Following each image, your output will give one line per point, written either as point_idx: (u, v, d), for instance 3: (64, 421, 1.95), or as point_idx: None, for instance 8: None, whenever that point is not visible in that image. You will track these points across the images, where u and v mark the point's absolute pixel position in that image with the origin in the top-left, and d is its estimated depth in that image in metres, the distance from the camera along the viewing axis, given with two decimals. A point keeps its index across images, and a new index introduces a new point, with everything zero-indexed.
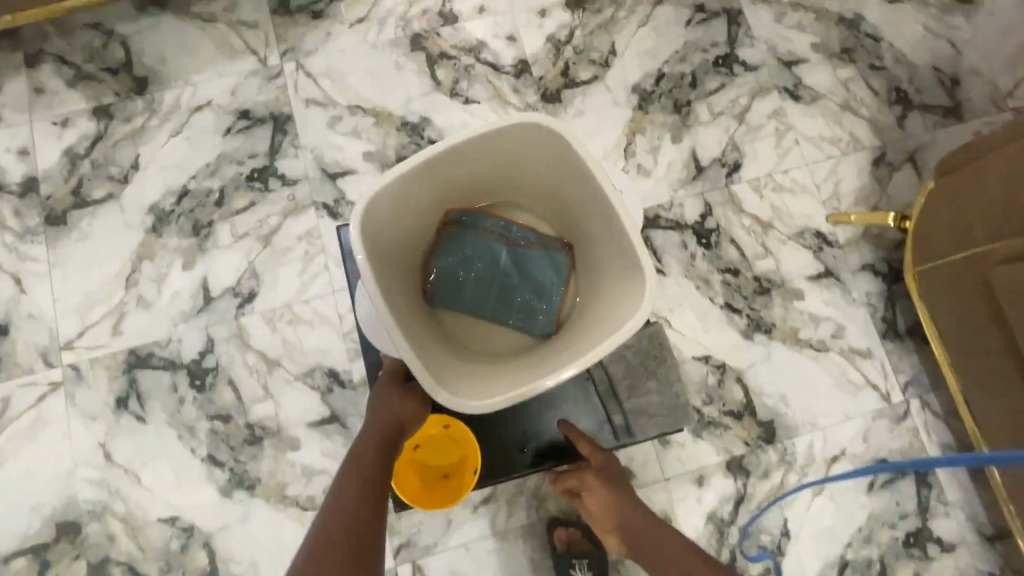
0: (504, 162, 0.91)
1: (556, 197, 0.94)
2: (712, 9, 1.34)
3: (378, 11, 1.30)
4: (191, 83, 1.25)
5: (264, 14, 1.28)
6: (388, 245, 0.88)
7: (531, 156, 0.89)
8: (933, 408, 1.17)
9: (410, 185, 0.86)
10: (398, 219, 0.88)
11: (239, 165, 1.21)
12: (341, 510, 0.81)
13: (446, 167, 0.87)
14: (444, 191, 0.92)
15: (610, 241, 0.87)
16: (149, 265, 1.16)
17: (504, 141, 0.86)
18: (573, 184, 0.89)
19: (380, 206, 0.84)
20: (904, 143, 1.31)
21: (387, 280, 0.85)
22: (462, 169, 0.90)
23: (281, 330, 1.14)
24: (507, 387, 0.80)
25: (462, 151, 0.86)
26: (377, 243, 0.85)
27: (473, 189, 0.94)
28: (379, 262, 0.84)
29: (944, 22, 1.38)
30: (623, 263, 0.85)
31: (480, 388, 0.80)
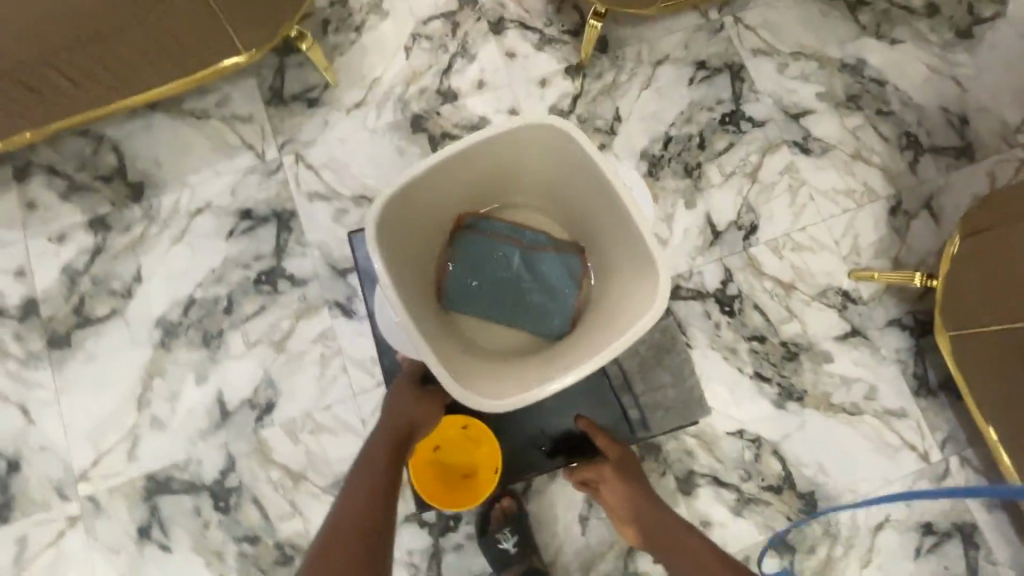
0: (512, 164, 0.98)
1: (563, 194, 1.02)
2: (714, 65, 1.32)
3: (375, 93, 1.27)
4: (188, 185, 1.20)
5: (258, 106, 1.24)
6: (406, 244, 0.95)
7: (538, 154, 0.96)
8: (972, 463, 1.16)
9: (423, 188, 0.92)
10: (413, 219, 0.95)
11: (246, 269, 1.17)
12: (349, 514, 0.87)
13: (458, 168, 0.94)
14: (455, 191, 0.98)
15: (619, 236, 0.95)
16: (160, 383, 1.12)
17: (512, 141, 0.93)
18: (581, 182, 0.97)
19: (395, 211, 0.90)
20: (919, 189, 1.29)
21: (405, 283, 0.91)
22: (472, 169, 0.96)
23: (304, 441, 1.11)
24: (528, 385, 0.87)
25: (472, 154, 0.92)
26: (395, 242, 0.91)
27: (481, 189, 1.01)
28: (398, 266, 0.91)
29: (946, 60, 1.36)
30: (631, 257, 0.93)
31: (501, 387, 0.87)
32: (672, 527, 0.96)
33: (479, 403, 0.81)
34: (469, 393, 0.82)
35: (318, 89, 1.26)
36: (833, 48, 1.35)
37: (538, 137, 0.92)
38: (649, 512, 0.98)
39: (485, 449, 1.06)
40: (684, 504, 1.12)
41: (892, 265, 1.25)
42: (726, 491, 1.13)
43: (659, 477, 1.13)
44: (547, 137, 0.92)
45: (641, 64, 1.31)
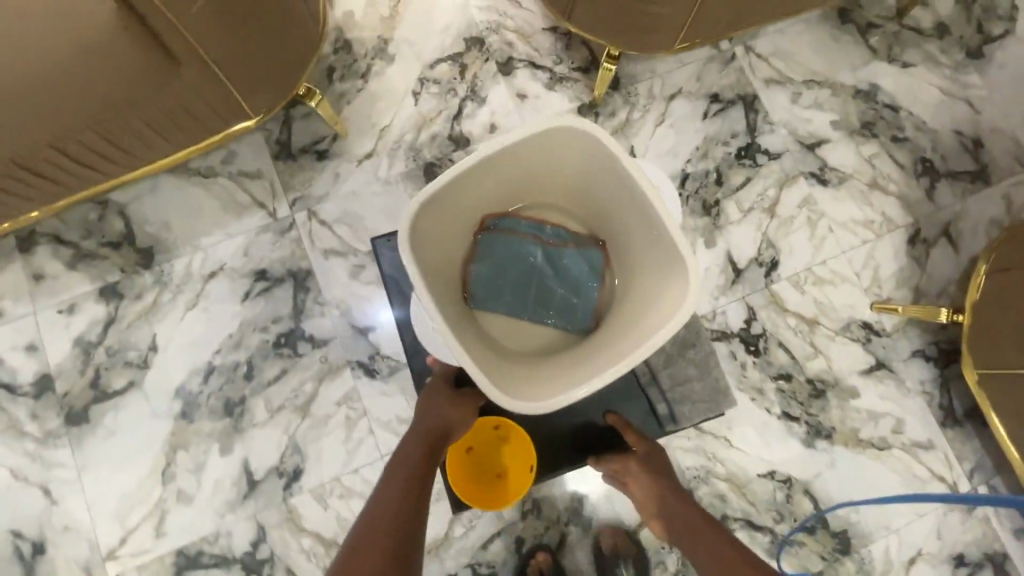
0: (531, 161, 0.92)
1: (589, 196, 0.97)
2: (727, 97, 1.30)
3: (385, 142, 1.24)
4: (200, 247, 1.17)
5: (266, 161, 1.21)
6: (434, 249, 0.90)
7: (567, 159, 0.92)
8: (1000, 492, 1.17)
9: (451, 195, 0.89)
10: (441, 224, 0.91)
11: (264, 332, 1.15)
12: (381, 514, 0.82)
13: (487, 173, 0.90)
14: (483, 196, 0.94)
15: (648, 241, 0.89)
16: (184, 455, 1.10)
17: (542, 144, 0.89)
18: (608, 186, 0.91)
19: (425, 214, 0.86)
20: (937, 216, 1.28)
21: (435, 287, 0.87)
22: (500, 174, 0.92)
23: (334, 506, 1.09)
24: (559, 388, 0.82)
25: (502, 156, 0.88)
26: (424, 247, 0.87)
27: (510, 194, 0.97)
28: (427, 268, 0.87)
29: (957, 81, 1.35)
30: (661, 249, 0.86)
31: (533, 390, 0.83)
32: (697, 518, 0.91)
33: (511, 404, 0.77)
34: (502, 392, 0.78)
35: (327, 141, 1.23)
36: (845, 74, 1.33)
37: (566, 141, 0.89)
38: (671, 503, 0.95)
39: (519, 447, 1.05)
40: None
41: (914, 296, 1.25)
42: (760, 534, 1.13)
43: None
44: (576, 140, 0.88)
45: (653, 99, 1.29)
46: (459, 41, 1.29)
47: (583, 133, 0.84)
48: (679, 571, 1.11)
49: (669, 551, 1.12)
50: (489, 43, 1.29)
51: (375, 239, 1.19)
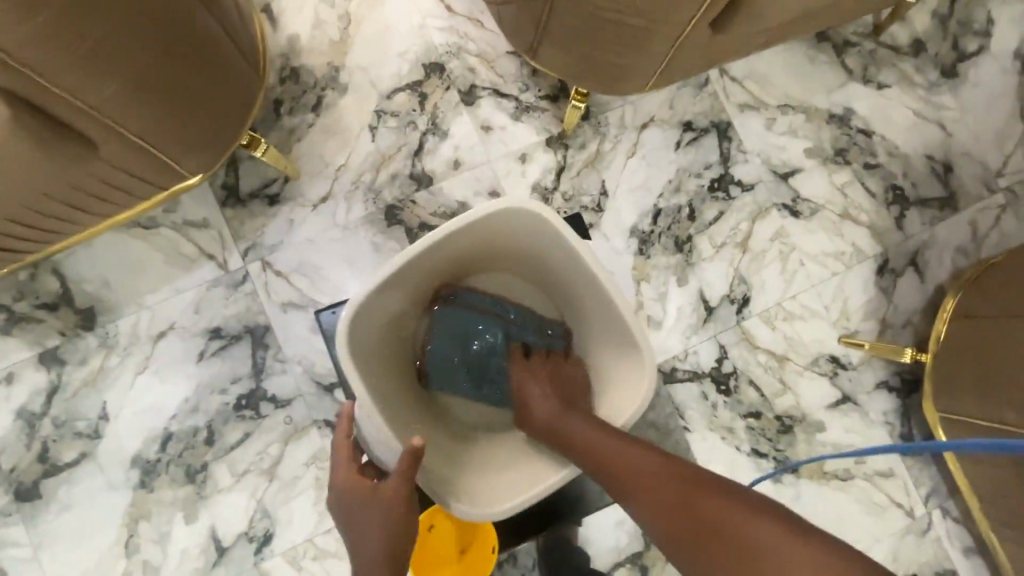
0: (492, 240, 0.88)
1: (541, 270, 0.94)
2: (700, 125, 1.26)
3: (342, 184, 1.17)
4: (146, 305, 1.10)
5: (213, 209, 1.13)
6: (380, 337, 0.87)
7: (521, 239, 0.88)
8: (953, 514, 1.22)
9: (401, 277, 0.85)
10: (388, 310, 0.87)
11: (223, 393, 1.10)
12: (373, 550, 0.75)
13: (434, 257, 0.86)
14: (432, 277, 0.91)
15: (606, 330, 0.88)
16: (146, 526, 1.06)
17: (494, 226, 0.84)
18: (567, 267, 0.88)
19: (367, 308, 0.81)
20: (905, 245, 1.28)
21: (382, 380, 0.85)
22: (447, 256, 0.88)
23: (308, 568, 1.08)
24: (513, 488, 0.83)
25: (450, 242, 0.84)
26: (370, 342, 0.85)
27: (463, 265, 0.94)
28: (374, 362, 0.84)
29: (931, 102, 1.32)
30: (616, 338, 0.86)
31: (487, 488, 0.84)
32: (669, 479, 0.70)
33: (467, 515, 0.78)
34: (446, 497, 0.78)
35: (278, 184, 1.15)
36: (819, 97, 1.30)
37: (521, 225, 0.85)
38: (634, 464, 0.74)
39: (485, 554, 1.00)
40: None
41: (881, 327, 1.26)
42: None
43: (665, 563, 1.14)
44: (528, 222, 0.84)
45: (624, 128, 1.23)
46: (418, 67, 1.20)
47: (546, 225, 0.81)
48: None
49: None
50: (450, 68, 1.20)
51: (318, 311, 1.12)
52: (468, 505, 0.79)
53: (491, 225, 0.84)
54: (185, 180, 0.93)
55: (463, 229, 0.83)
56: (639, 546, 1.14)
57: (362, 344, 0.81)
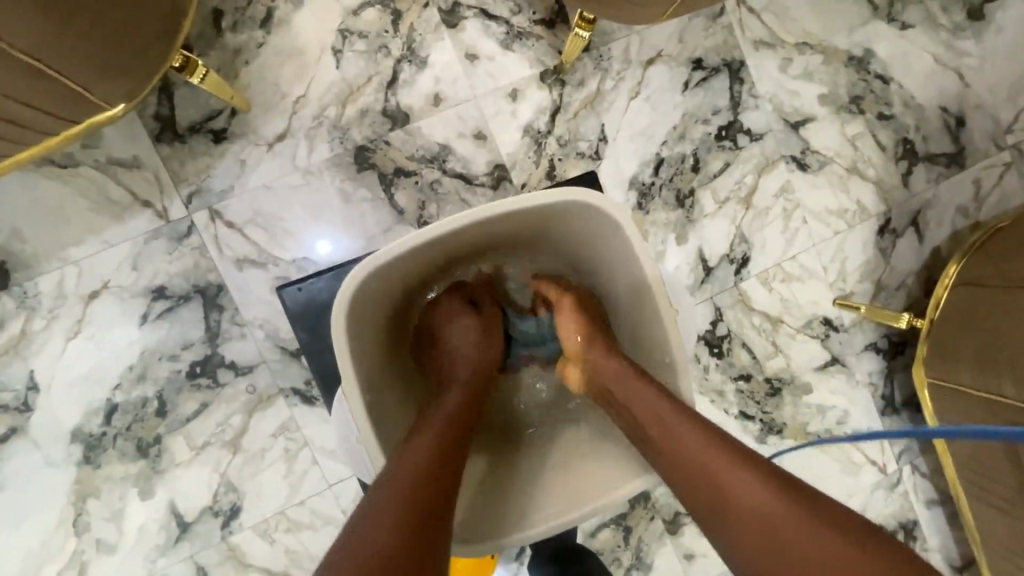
0: (524, 226, 0.77)
1: (568, 259, 0.85)
2: (711, 64, 1.12)
3: (302, 119, 1.00)
4: (73, 260, 0.95)
5: (146, 146, 0.96)
6: (380, 312, 0.76)
7: (560, 225, 0.77)
8: (921, 469, 1.26)
9: (411, 257, 0.72)
10: (392, 287, 0.76)
11: (173, 360, 0.97)
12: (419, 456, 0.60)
13: (458, 237, 0.74)
14: (448, 257, 0.80)
15: (643, 347, 0.79)
16: (96, 503, 0.96)
17: (538, 212, 0.72)
18: (616, 267, 0.77)
19: (370, 285, 0.70)
20: (909, 204, 1.23)
21: (377, 368, 0.75)
22: (472, 237, 0.76)
23: (280, 541, 1.01)
24: (517, 511, 0.71)
25: (480, 224, 0.72)
26: (369, 319, 0.73)
27: (479, 247, 0.82)
28: (369, 347, 0.73)
29: (953, 48, 1.23)
30: (649, 348, 0.77)
31: (487, 509, 0.72)
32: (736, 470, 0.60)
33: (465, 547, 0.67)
34: None
35: (223, 117, 0.97)
36: (839, 36, 1.18)
37: (566, 213, 0.73)
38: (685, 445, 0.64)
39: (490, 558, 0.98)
40: (671, 544, 1.14)
41: (876, 289, 1.22)
42: None
43: (648, 522, 1.14)
44: (578, 213, 0.73)
45: (628, 64, 1.09)
46: None
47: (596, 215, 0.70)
48: (633, 566, 1.13)
49: (624, 548, 1.13)
50: None
51: (280, 287, 0.94)
52: (464, 533, 0.68)
53: (532, 212, 0.72)
54: (115, 112, 0.76)
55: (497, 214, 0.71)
56: (623, 507, 1.12)
57: (357, 326, 0.70)
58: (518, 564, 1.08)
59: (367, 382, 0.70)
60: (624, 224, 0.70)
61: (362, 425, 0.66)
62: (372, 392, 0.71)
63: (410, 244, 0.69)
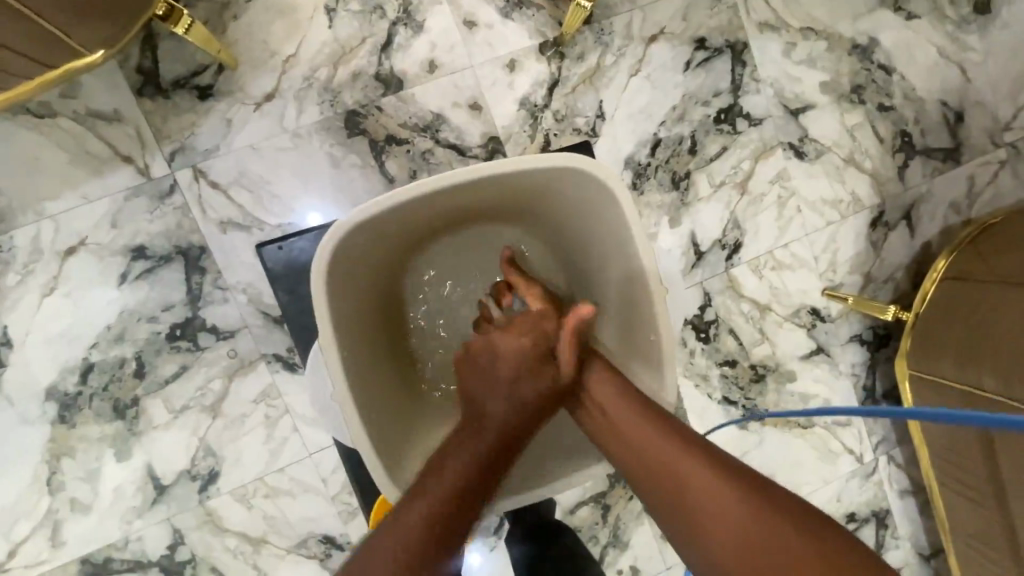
0: (518, 192, 0.76)
1: (562, 231, 0.84)
2: (714, 44, 1.10)
3: (292, 80, 0.97)
4: (50, 215, 0.92)
5: (128, 99, 0.92)
6: (366, 266, 0.75)
7: (556, 192, 0.76)
8: (897, 460, 1.28)
9: (401, 211, 0.71)
10: (376, 246, 0.75)
11: (153, 322, 0.96)
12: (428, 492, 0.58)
13: (447, 198, 0.73)
14: (436, 218, 0.79)
15: (626, 325, 0.78)
16: (71, 463, 0.95)
17: (530, 177, 0.71)
18: (607, 241, 0.76)
19: (353, 241, 0.69)
20: (903, 197, 1.22)
21: (357, 325, 0.74)
22: (462, 200, 0.75)
23: (259, 507, 1.00)
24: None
25: (470, 186, 0.71)
26: (353, 270, 0.72)
27: (470, 211, 0.81)
28: (350, 304, 0.73)
29: (958, 41, 1.21)
30: (635, 329, 0.76)
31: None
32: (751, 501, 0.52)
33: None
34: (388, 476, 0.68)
35: (210, 73, 0.94)
36: (844, 23, 1.16)
37: (562, 180, 0.72)
38: (677, 463, 0.58)
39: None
40: (648, 523, 1.16)
41: (865, 281, 1.22)
42: None
43: (627, 502, 1.15)
44: (571, 180, 0.71)
45: (630, 40, 1.07)
46: None
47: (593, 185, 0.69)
48: (609, 544, 1.14)
49: (601, 526, 1.14)
50: None
51: (260, 243, 0.93)
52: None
53: (527, 176, 0.71)
54: (93, 57, 0.72)
55: (491, 176, 0.69)
56: (603, 486, 1.13)
57: (339, 280, 0.69)
58: (495, 538, 1.09)
59: (346, 340, 0.69)
60: (620, 195, 0.69)
61: (337, 378, 0.65)
62: (349, 345, 0.70)
63: (398, 197, 0.68)
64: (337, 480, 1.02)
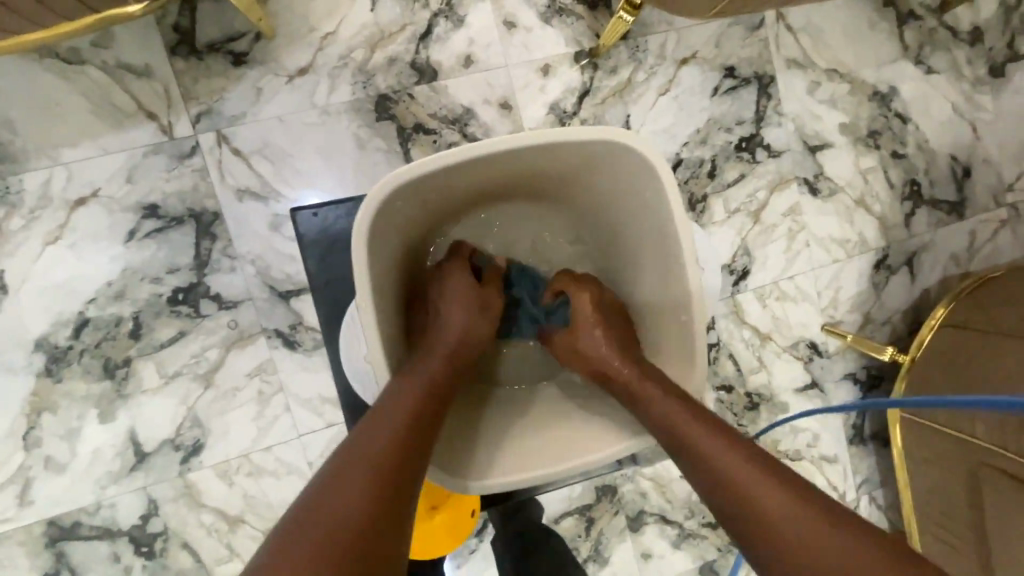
0: (559, 167, 0.76)
1: (595, 216, 0.86)
2: (743, 74, 1.13)
3: (328, 57, 0.96)
4: (63, 162, 0.90)
5: (160, 56, 0.91)
6: (399, 236, 0.74)
7: (596, 170, 0.76)
8: (879, 502, 1.29)
9: (441, 178, 0.71)
10: (414, 212, 0.74)
11: (156, 283, 0.93)
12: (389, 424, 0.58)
13: (489, 167, 0.73)
14: (471, 189, 0.79)
15: (659, 313, 0.78)
16: (51, 419, 0.92)
17: (578, 152, 0.71)
18: (642, 225, 0.77)
19: (395, 203, 0.68)
20: (906, 244, 1.25)
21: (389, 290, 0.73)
22: (506, 171, 0.75)
23: (240, 484, 0.97)
24: (511, 459, 0.72)
25: (516, 156, 0.71)
26: (389, 239, 0.71)
27: (504, 185, 0.80)
28: (385, 267, 0.72)
29: (972, 100, 1.26)
30: (662, 314, 0.78)
31: (480, 454, 0.72)
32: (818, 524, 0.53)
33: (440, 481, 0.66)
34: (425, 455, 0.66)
35: (247, 40, 0.94)
36: (868, 69, 1.20)
37: (607, 157, 0.72)
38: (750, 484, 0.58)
39: (467, 517, 0.95)
40: (630, 541, 1.15)
41: (863, 321, 1.24)
42: (670, 527, 1.16)
43: (611, 517, 1.14)
44: (617, 159, 0.72)
45: (663, 60, 1.09)
46: None
47: (639, 164, 0.70)
48: (590, 557, 1.13)
49: (584, 539, 1.13)
50: None
51: (296, 209, 0.96)
52: (449, 469, 0.68)
53: (572, 151, 0.71)
54: (131, 8, 0.72)
55: (537, 148, 0.69)
56: (589, 498, 1.13)
57: (376, 247, 0.68)
58: (477, 541, 1.07)
59: (382, 302, 0.68)
60: (667, 178, 0.69)
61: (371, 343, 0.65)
62: (383, 311, 0.69)
63: (443, 164, 0.67)
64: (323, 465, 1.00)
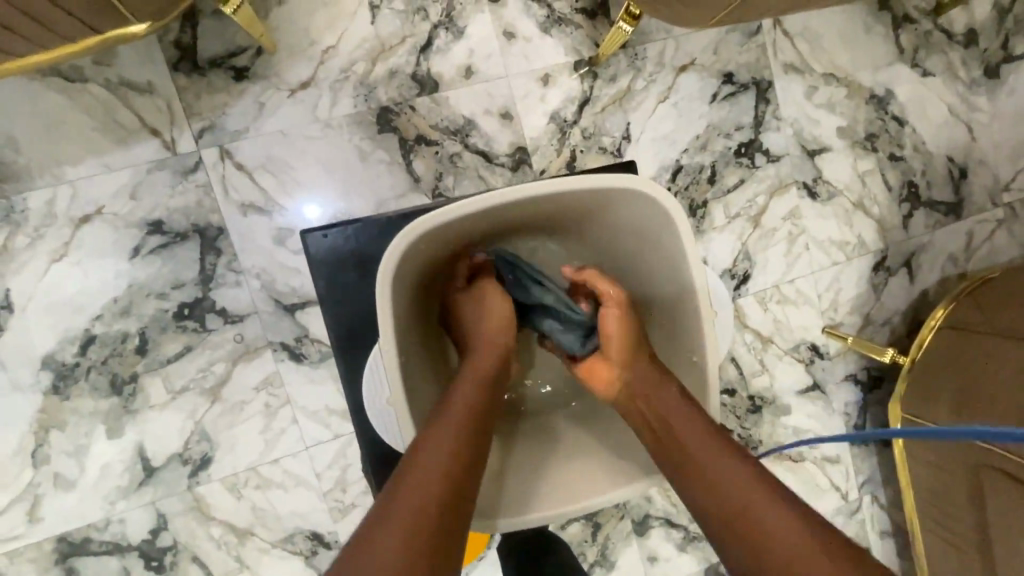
0: (573, 207, 0.76)
1: (605, 247, 0.86)
2: (741, 80, 1.14)
3: (329, 70, 0.97)
4: (67, 180, 0.90)
5: (162, 72, 0.92)
6: (416, 277, 0.74)
7: (608, 208, 0.76)
8: (882, 501, 1.30)
9: (459, 222, 0.70)
10: (431, 253, 0.74)
11: (161, 299, 0.94)
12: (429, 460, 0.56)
13: (504, 211, 0.72)
14: (488, 230, 0.79)
15: (672, 340, 0.79)
16: (59, 436, 0.92)
17: (592, 194, 0.71)
18: (656, 261, 0.77)
19: (414, 249, 0.68)
20: (905, 245, 1.26)
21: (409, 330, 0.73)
22: (521, 211, 0.75)
23: (249, 497, 0.98)
24: (542, 492, 0.72)
25: (531, 201, 0.70)
26: (407, 281, 0.71)
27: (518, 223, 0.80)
28: (404, 308, 0.72)
29: (967, 102, 1.27)
30: (673, 343, 0.78)
31: (509, 487, 0.72)
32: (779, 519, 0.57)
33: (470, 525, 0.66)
34: None
35: (248, 55, 0.94)
36: (864, 72, 1.20)
37: (621, 198, 0.72)
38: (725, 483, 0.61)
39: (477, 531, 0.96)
40: (636, 544, 1.16)
41: (863, 323, 1.25)
42: (675, 530, 1.17)
43: (617, 521, 1.15)
44: (631, 200, 0.71)
45: (662, 67, 1.10)
46: None
47: (653, 207, 0.70)
48: (597, 562, 1.14)
49: (591, 544, 1.14)
50: None
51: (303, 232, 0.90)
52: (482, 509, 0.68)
53: (587, 193, 0.71)
54: (133, 28, 0.72)
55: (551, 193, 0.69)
56: None
57: (397, 293, 0.68)
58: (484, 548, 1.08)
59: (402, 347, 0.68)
60: (681, 218, 0.69)
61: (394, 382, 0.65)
62: (404, 353, 0.69)
63: (461, 212, 0.67)
64: (331, 476, 1.01)
